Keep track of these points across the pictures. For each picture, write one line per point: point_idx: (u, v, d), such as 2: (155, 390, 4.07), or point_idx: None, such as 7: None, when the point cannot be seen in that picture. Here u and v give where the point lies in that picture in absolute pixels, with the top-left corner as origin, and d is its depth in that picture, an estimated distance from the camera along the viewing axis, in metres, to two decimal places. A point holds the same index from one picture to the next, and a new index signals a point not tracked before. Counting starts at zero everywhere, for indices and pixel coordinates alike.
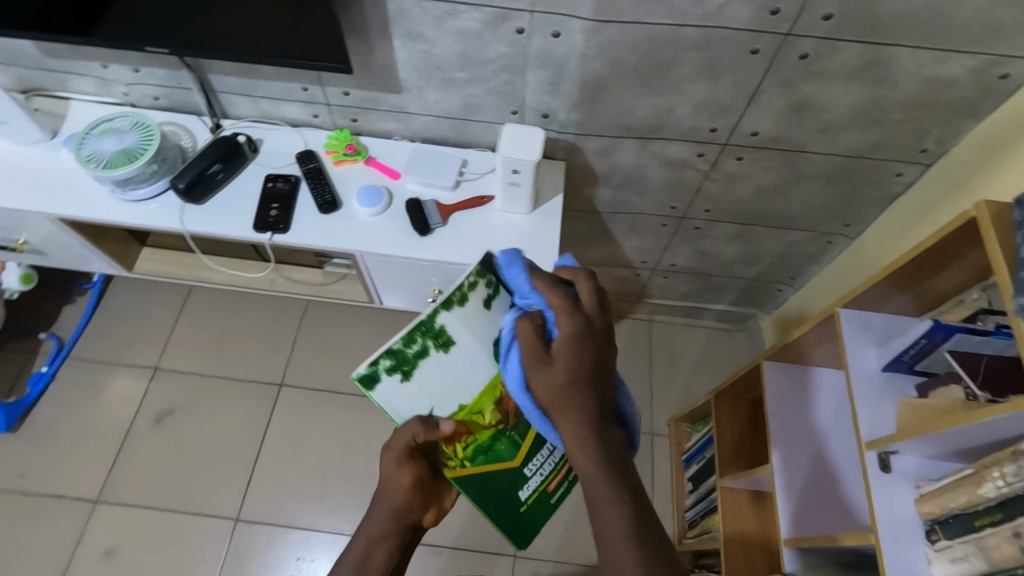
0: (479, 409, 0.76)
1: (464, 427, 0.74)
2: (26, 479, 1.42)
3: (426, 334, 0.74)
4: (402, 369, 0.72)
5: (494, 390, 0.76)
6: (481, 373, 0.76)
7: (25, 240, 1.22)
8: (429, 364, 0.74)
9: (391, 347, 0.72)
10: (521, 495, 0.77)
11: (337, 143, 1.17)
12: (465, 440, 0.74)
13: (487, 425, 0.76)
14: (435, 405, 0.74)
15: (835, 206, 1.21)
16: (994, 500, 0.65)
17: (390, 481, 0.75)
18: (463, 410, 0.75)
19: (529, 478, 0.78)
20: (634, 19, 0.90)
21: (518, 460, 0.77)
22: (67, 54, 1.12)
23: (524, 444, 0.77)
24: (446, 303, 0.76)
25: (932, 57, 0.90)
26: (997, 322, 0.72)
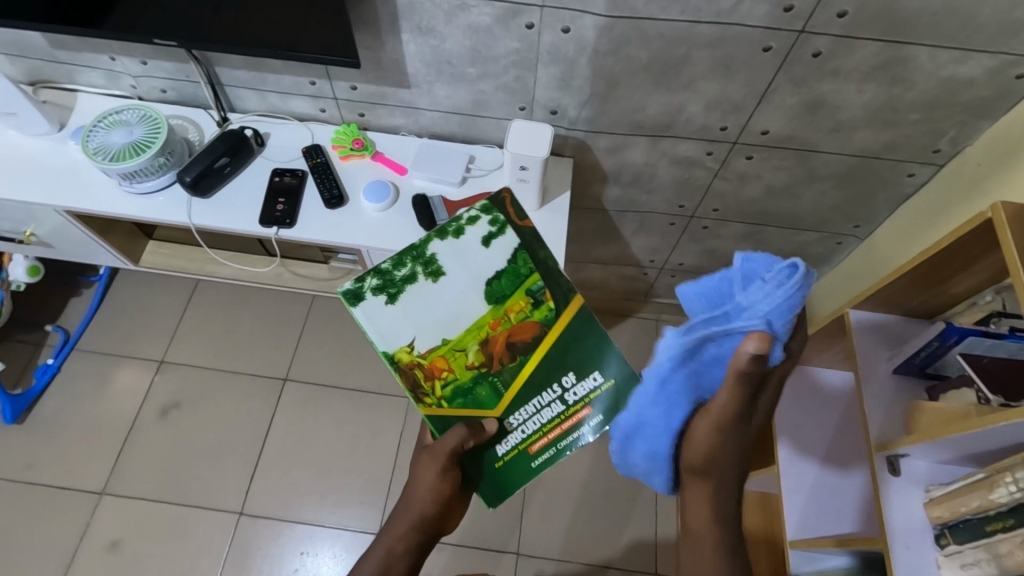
0: (461, 343, 0.87)
1: (445, 362, 0.86)
2: (31, 471, 1.42)
3: (417, 260, 0.90)
4: (387, 292, 0.87)
5: (480, 330, 0.88)
6: (473, 312, 0.88)
7: (32, 232, 1.22)
8: (414, 290, 0.88)
9: (380, 270, 0.89)
10: (498, 451, 0.85)
11: (345, 138, 1.16)
12: (444, 378, 0.85)
13: (468, 364, 0.86)
14: (416, 336, 0.86)
15: (845, 207, 1.20)
16: (1006, 505, 0.64)
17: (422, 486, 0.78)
18: (446, 346, 0.86)
19: (509, 433, 0.85)
20: (647, 16, 0.89)
21: (498, 409, 0.85)
22: (75, 46, 1.11)
23: (506, 392, 0.85)
24: (438, 232, 0.91)
25: (949, 56, 0.89)
26: (1011, 326, 0.71)
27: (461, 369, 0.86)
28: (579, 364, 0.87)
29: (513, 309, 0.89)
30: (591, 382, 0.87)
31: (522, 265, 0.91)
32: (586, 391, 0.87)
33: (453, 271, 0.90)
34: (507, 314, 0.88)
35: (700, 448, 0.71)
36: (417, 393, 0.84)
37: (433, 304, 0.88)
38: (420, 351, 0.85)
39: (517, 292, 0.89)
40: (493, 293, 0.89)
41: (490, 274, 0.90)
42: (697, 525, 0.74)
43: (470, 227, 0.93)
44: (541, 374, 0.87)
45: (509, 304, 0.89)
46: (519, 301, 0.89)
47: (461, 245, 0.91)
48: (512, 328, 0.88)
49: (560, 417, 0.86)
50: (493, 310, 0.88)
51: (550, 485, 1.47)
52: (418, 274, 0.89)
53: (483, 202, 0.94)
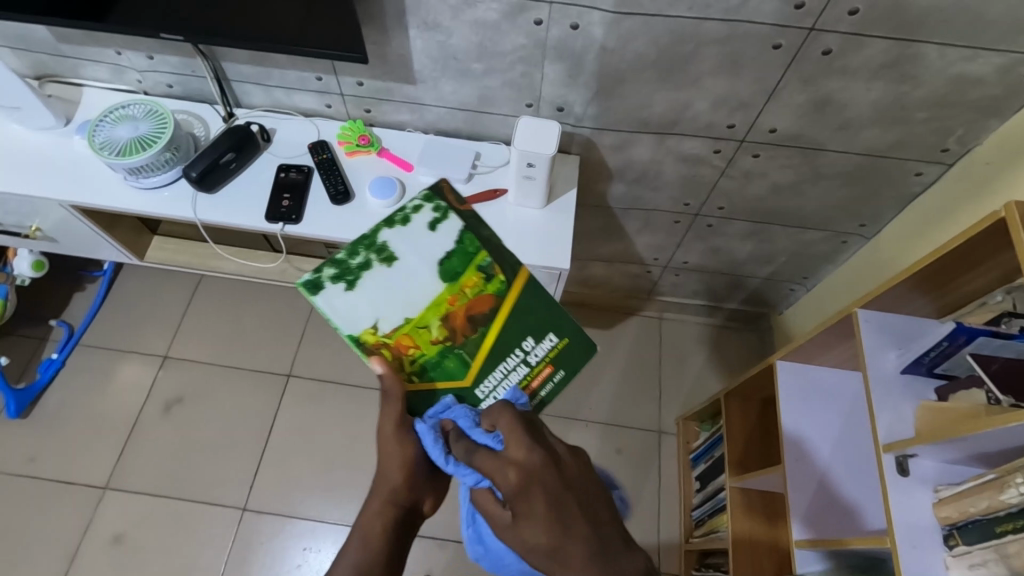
0: (422, 321, 0.77)
1: (410, 339, 0.76)
2: (35, 465, 1.42)
3: (369, 249, 0.80)
4: (345, 279, 0.77)
5: (439, 306, 0.78)
6: (424, 295, 0.78)
7: (38, 226, 1.22)
8: (373, 276, 0.78)
9: (336, 258, 0.78)
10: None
11: (351, 134, 1.16)
12: (410, 354, 0.75)
13: (433, 339, 0.76)
14: (382, 318, 0.76)
15: (852, 206, 1.20)
16: (1015, 506, 0.64)
17: (390, 453, 0.70)
18: (409, 324, 0.77)
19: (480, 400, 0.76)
20: (655, 12, 0.88)
21: (468, 380, 0.76)
22: (81, 40, 1.11)
23: (474, 360, 0.76)
24: (386, 221, 0.82)
25: (959, 55, 0.88)
26: (1021, 327, 0.71)
27: (427, 344, 0.76)
28: (541, 322, 0.80)
29: (467, 284, 0.80)
30: (548, 343, 0.79)
31: (469, 244, 0.83)
32: (547, 352, 0.79)
33: (407, 256, 0.81)
34: (463, 289, 0.79)
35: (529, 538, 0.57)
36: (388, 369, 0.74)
37: (393, 287, 0.79)
38: (385, 330, 0.75)
39: (470, 268, 0.81)
40: (446, 274, 0.80)
41: (441, 255, 0.81)
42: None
43: (415, 216, 0.84)
44: (507, 338, 0.78)
45: (463, 281, 0.80)
46: (471, 276, 0.80)
47: (413, 230, 0.82)
48: (470, 302, 0.78)
49: (526, 377, 0.78)
50: (448, 288, 0.79)
51: None
52: (375, 258, 0.79)
53: (426, 190, 0.87)
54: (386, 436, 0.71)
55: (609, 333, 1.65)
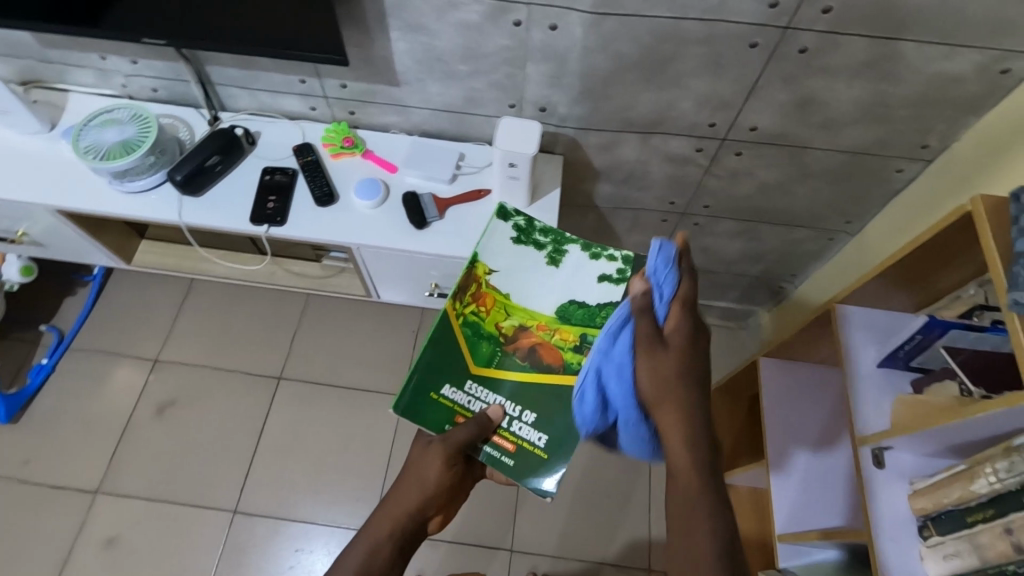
0: (512, 310, 0.88)
1: (491, 301, 0.88)
2: (27, 470, 1.42)
3: (554, 243, 0.93)
4: (518, 236, 0.93)
5: (530, 318, 0.88)
6: (539, 304, 0.89)
7: (25, 231, 1.23)
8: (527, 252, 0.92)
9: (530, 221, 0.95)
10: (442, 389, 0.84)
11: (335, 136, 1.17)
12: (485, 307, 0.88)
13: (499, 324, 0.87)
14: (501, 270, 0.91)
15: (836, 203, 1.21)
16: (985, 496, 0.65)
17: (425, 473, 0.80)
18: (502, 296, 0.89)
19: (463, 389, 0.84)
20: (634, 12, 0.89)
21: (472, 368, 0.85)
22: (66, 45, 1.12)
23: (495, 368, 0.85)
24: (584, 245, 0.92)
25: (935, 52, 0.89)
26: (992, 318, 0.72)
27: (493, 322, 0.87)
28: (547, 416, 0.83)
29: (562, 333, 0.87)
30: (535, 437, 0.83)
31: (601, 317, 0.87)
32: (524, 436, 0.83)
33: (563, 270, 0.91)
34: (556, 333, 0.87)
35: (659, 368, 0.71)
36: (460, 292, 0.87)
37: (530, 274, 0.91)
38: (491, 279, 0.90)
39: (580, 325, 0.87)
40: (561, 317, 0.88)
41: (567, 303, 0.89)
42: (680, 471, 0.67)
43: (602, 261, 0.90)
44: (530, 393, 0.84)
45: (563, 330, 0.87)
46: (571, 334, 0.86)
47: (590, 263, 0.90)
48: (547, 343, 0.86)
49: (507, 435, 0.83)
50: (551, 319, 0.88)
51: None
52: (547, 249, 0.92)
53: (630, 252, 0.90)
54: (421, 466, 0.81)
55: None
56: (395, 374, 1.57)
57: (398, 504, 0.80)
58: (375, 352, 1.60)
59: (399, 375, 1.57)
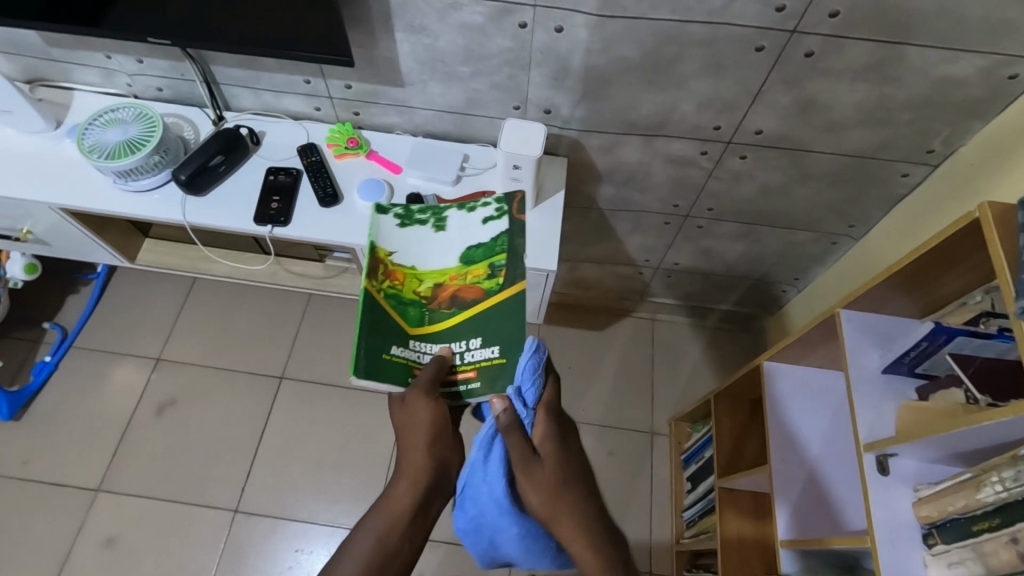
0: (422, 275, 0.87)
1: (400, 275, 0.86)
2: (28, 468, 1.43)
3: (433, 215, 0.94)
4: (403, 220, 0.92)
5: (440, 275, 0.88)
6: (440, 263, 0.89)
7: (29, 229, 1.23)
8: (420, 231, 0.92)
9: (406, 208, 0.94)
10: (390, 350, 0.78)
11: (340, 137, 1.17)
12: (394, 283, 0.84)
13: (416, 290, 0.85)
14: (399, 251, 0.88)
15: (840, 206, 1.20)
16: (992, 505, 0.64)
17: (414, 425, 0.74)
18: (411, 270, 0.87)
19: (407, 346, 0.80)
20: (638, 14, 0.89)
21: (410, 329, 0.81)
22: (71, 44, 1.12)
23: (430, 324, 0.83)
24: (465, 206, 0.94)
25: (941, 56, 0.89)
26: (999, 326, 0.72)
27: (409, 290, 0.85)
28: (492, 334, 0.81)
29: (472, 272, 0.87)
30: (489, 353, 0.80)
31: (499, 245, 0.90)
32: (481, 358, 0.80)
33: (454, 229, 0.92)
34: (466, 275, 0.87)
35: (543, 482, 0.72)
36: (371, 273, 0.83)
37: (420, 241, 0.91)
38: (395, 259, 0.87)
39: (484, 260, 0.88)
40: (467, 261, 0.89)
41: (473, 242, 0.91)
42: (589, 574, 0.68)
43: (479, 209, 0.94)
44: (465, 328, 0.82)
45: (472, 270, 0.87)
46: (481, 268, 0.87)
47: (471, 215, 0.93)
48: (462, 285, 0.86)
49: (467, 367, 0.80)
50: (458, 267, 0.88)
51: None
52: (430, 221, 0.93)
53: (501, 195, 0.96)
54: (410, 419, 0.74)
55: (602, 335, 1.65)
56: None
57: (408, 471, 0.74)
58: None
59: None
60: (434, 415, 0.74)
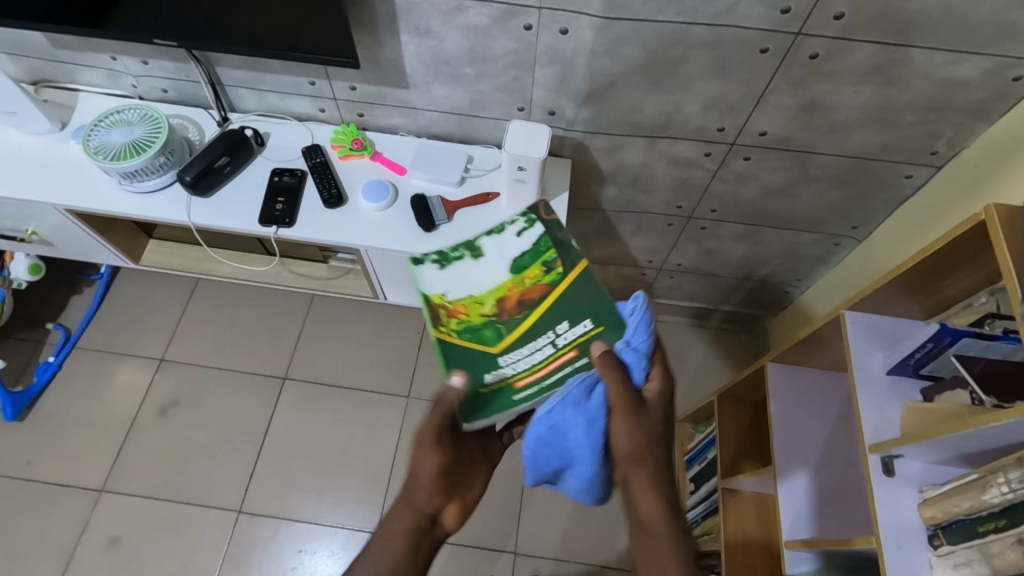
0: (481, 299, 0.74)
1: (461, 307, 0.73)
2: (32, 468, 1.43)
3: (467, 248, 0.78)
4: (437, 261, 0.77)
5: (499, 290, 0.74)
6: (492, 280, 0.75)
7: (33, 230, 1.23)
8: (459, 267, 0.76)
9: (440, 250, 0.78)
10: (484, 379, 0.69)
11: (344, 138, 1.17)
12: (458, 317, 0.72)
13: (483, 312, 0.72)
14: (450, 292, 0.74)
15: (843, 208, 1.20)
16: (998, 506, 0.64)
17: (420, 466, 0.73)
18: (470, 297, 0.74)
19: (501, 367, 0.69)
20: (644, 17, 0.89)
21: (496, 349, 0.70)
22: (76, 46, 1.12)
23: (509, 336, 0.70)
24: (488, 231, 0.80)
25: (945, 58, 0.89)
26: (1004, 328, 0.72)
27: (475, 314, 0.72)
28: (590, 313, 0.71)
29: (529, 275, 0.75)
30: (582, 327, 0.70)
31: (543, 244, 0.78)
32: (575, 337, 0.70)
33: (494, 242, 0.78)
34: (524, 279, 0.74)
35: (641, 429, 0.67)
36: (432, 320, 0.72)
37: (471, 271, 0.76)
38: (449, 297, 0.74)
39: (536, 261, 0.76)
40: (517, 267, 0.76)
41: (517, 250, 0.77)
42: (651, 524, 0.66)
43: (507, 225, 0.80)
44: (552, 316, 0.71)
45: (528, 272, 0.75)
46: (536, 268, 0.75)
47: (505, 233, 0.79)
48: (526, 289, 0.73)
49: (552, 359, 0.69)
50: (513, 278, 0.75)
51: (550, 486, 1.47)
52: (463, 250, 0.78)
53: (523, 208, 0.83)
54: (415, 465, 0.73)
55: None
56: (400, 375, 1.57)
57: (404, 508, 0.73)
58: (379, 352, 1.60)
59: (402, 377, 1.57)
60: (439, 464, 0.73)
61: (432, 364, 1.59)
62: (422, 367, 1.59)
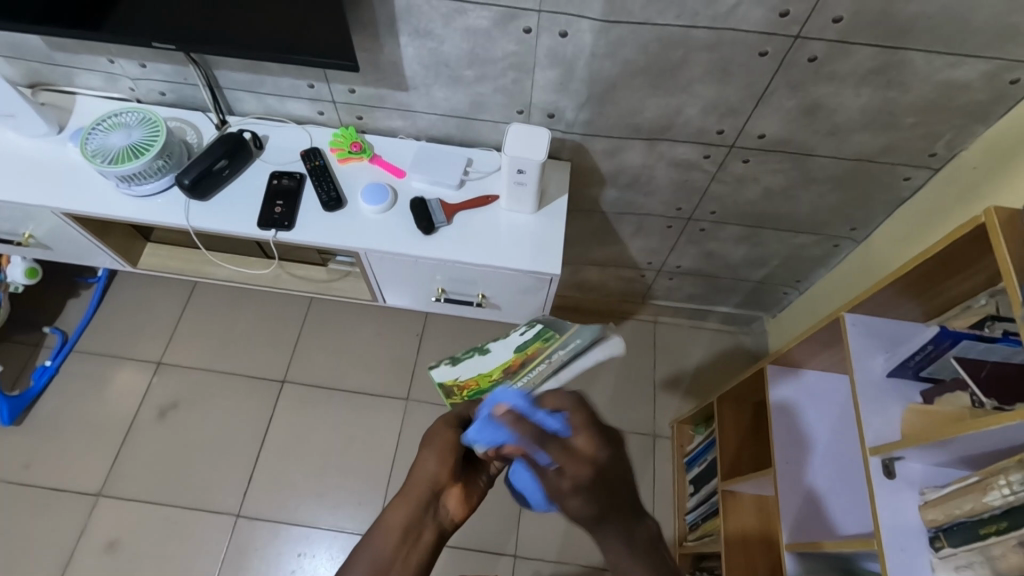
0: (491, 373, 0.88)
1: (473, 381, 0.89)
2: (28, 472, 1.42)
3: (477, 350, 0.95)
4: (450, 360, 0.95)
5: (505, 364, 0.87)
6: (498, 358, 0.89)
7: (31, 234, 1.22)
8: (471, 359, 0.93)
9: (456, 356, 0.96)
10: (488, 408, 0.81)
11: (343, 141, 1.17)
12: (471, 387, 0.88)
13: (490, 378, 0.87)
14: (463, 373, 0.91)
15: (842, 209, 1.21)
16: (1000, 508, 0.64)
17: (434, 443, 0.81)
18: (480, 375, 0.89)
19: (499, 394, 0.81)
20: (644, 19, 0.89)
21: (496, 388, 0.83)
22: (74, 48, 1.12)
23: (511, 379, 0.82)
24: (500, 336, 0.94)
25: (944, 61, 0.89)
26: (1004, 330, 0.72)
27: (484, 381, 0.88)
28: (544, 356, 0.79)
29: (529, 350, 0.86)
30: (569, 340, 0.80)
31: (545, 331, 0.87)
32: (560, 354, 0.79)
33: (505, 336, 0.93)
34: (525, 353, 0.86)
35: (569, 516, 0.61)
36: (445, 391, 0.91)
37: (482, 359, 0.92)
38: (462, 377, 0.91)
39: (537, 339, 0.87)
40: (521, 347, 0.88)
41: (520, 339, 0.89)
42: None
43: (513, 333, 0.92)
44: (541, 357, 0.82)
45: (528, 348, 0.86)
46: (536, 346, 0.85)
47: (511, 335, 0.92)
48: (524, 356, 0.85)
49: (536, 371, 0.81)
50: (516, 354, 0.87)
51: None
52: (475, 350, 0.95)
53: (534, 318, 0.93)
54: (429, 442, 0.81)
55: None
56: (399, 377, 1.57)
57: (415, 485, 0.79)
58: (378, 355, 1.60)
59: (402, 379, 1.57)
60: (454, 440, 0.81)
61: (432, 366, 1.59)
62: (421, 370, 1.58)
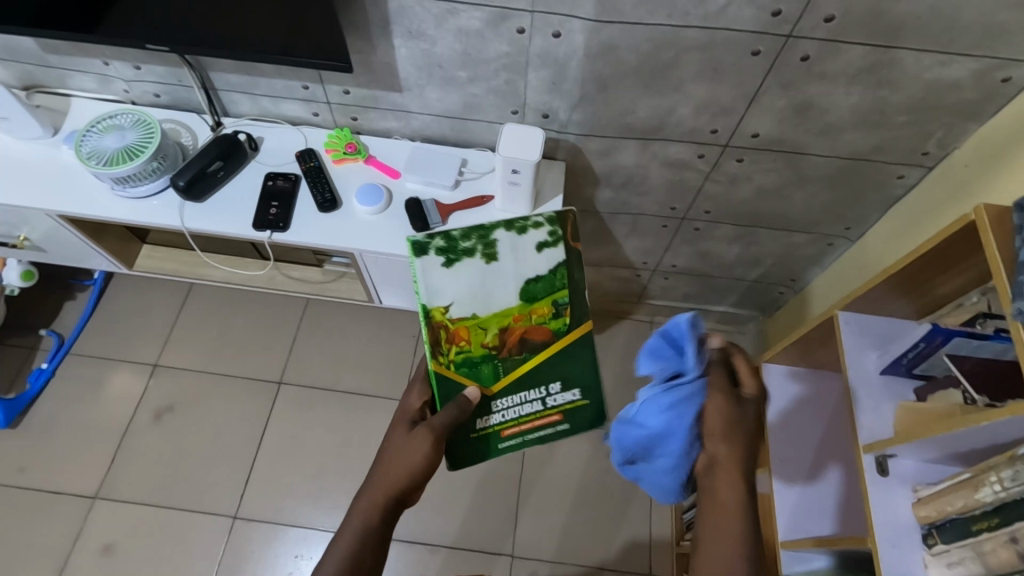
0: (484, 326, 0.95)
1: (466, 331, 0.95)
2: (25, 476, 1.42)
3: (479, 238, 0.99)
4: (448, 256, 0.97)
5: (503, 319, 0.96)
6: (502, 305, 0.97)
7: (26, 236, 1.22)
8: (469, 263, 0.97)
9: (450, 236, 0.98)
10: (477, 425, 0.91)
11: (338, 142, 1.17)
12: (461, 343, 0.94)
13: (483, 343, 0.95)
14: (453, 303, 0.95)
15: (836, 208, 1.21)
16: (990, 505, 0.65)
17: (411, 456, 0.76)
18: (473, 320, 0.95)
19: (494, 411, 0.92)
20: (636, 19, 0.89)
21: (495, 389, 0.93)
22: (67, 51, 1.12)
23: (505, 377, 0.93)
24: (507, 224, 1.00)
25: (935, 60, 0.89)
26: (996, 326, 0.71)
27: (478, 344, 0.94)
28: (566, 377, 0.95)
29: (537, 312, 0.97)
30: (571, 396, 0.94)
31: (558, 278, 0.99)
32: (564, 402, 0.94)
33: (506, 260, 0.99)
34: (532, 314, 0.97)
35: (745, 421, 0.70)
36: (434, 350, 0.92)
37: (483, 283, 0.97)
38: (453, 315, 0.95)
39: (547, 297, 0.98)
40: (527, 297, 0.97)
41: (529, 279, 0.98)
42: (726, 511, 0.67)
43: (530, 229, 1.01)
44: (541, 375, 0.94)
45: (536, 307, 0.97)
46: (544, 307, 0.97)
47: (522, 241, 1.00)
48: (530, 327, 0.96)
49: (538, 414, 0.94)
50: (520, 305, 0.97)
51: (546, 488, 1.47)
52: (478, 250, 0.98)
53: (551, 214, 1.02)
54: (406, 448, 0.76)
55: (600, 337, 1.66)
56: (395, 379, 1.57)
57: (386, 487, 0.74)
58: (375, 356, 1.60)
59: (398, 380, 1.57)
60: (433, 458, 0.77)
61: None
62: (418, 371, 1.58)
